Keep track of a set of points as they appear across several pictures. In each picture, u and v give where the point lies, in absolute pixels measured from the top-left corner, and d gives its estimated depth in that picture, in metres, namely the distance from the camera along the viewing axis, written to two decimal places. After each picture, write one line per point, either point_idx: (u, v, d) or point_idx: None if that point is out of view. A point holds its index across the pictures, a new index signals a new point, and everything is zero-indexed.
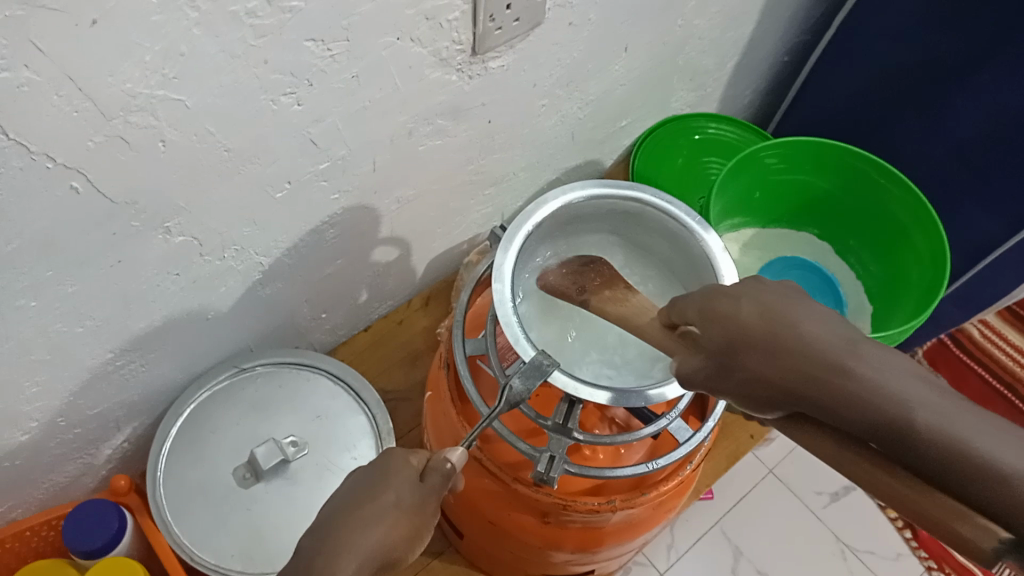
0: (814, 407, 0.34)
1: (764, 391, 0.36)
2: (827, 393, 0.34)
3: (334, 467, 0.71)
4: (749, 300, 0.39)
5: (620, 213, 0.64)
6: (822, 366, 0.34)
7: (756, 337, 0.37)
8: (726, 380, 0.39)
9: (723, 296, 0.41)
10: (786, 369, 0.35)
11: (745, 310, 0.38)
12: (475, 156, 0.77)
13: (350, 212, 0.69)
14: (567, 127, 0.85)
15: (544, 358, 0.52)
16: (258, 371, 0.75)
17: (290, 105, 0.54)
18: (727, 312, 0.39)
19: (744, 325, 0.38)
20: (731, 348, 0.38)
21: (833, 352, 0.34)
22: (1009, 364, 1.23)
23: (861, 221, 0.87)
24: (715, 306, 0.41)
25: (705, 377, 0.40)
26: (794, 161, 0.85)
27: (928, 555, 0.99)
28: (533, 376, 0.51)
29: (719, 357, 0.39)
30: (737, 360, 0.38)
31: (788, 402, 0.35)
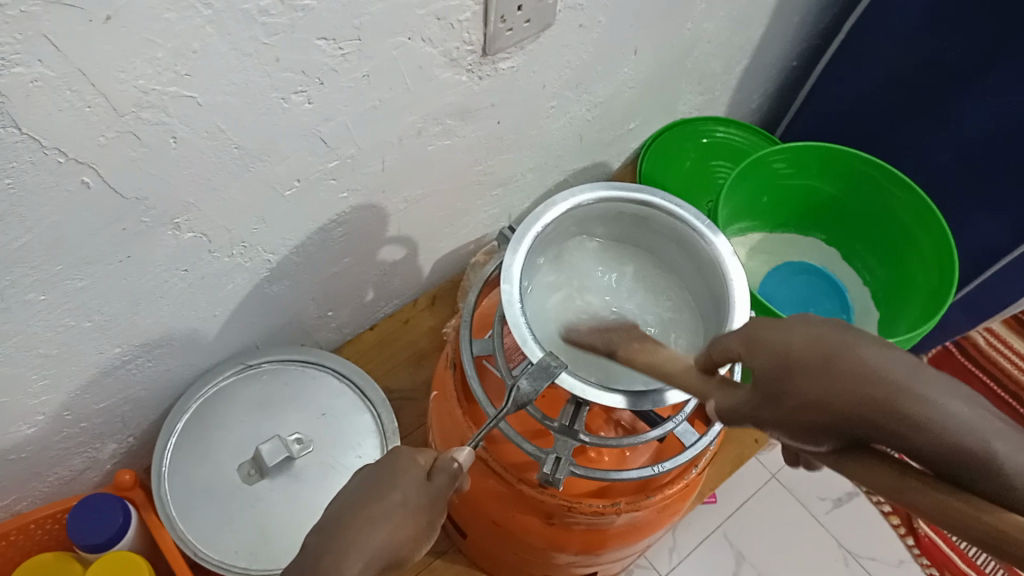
0: (884, 438, 0.33)
1: (817, 418, 0.35)
2: (893, 420, 0.32)
3: (339, 466, 0.71)
4: (798, 329, 0.37)
5: (629, 216, 0.64)
6: (888, 391, 0.33)
7: (810, 364, 0.35)
8: (777, 410, 0.37)
9: (767, 325, 0.39)
10: (850, 397, 0.33)
11: (793, 339, 0.37)
12: (483, 156, 0.77)
13: (358, 211, 0.69)
14: (576, 129, 0.85)
15: (552, 359, 0.52)
16: (263, 368, 0.75)
17: (300, 103, 0.54)
18: (774, 344, 0.38)
19: (794, 351, 0.36)
20: (780, 376, 0.37)
21: (895, 372, 0.33)
22: (1014, 372, 1.22)
23: (869, 227, 0.87)
24: (760, 337, 0.39)
25: (755, 408, 0.39)
26: (802, 165, 0.85)
27: (931, 562, 0.99)
28: (540, 378, 0.51)
29: (768, 386, 0.38)
30: (789, 386, 0.36)
31: (845, 429, 0.34)
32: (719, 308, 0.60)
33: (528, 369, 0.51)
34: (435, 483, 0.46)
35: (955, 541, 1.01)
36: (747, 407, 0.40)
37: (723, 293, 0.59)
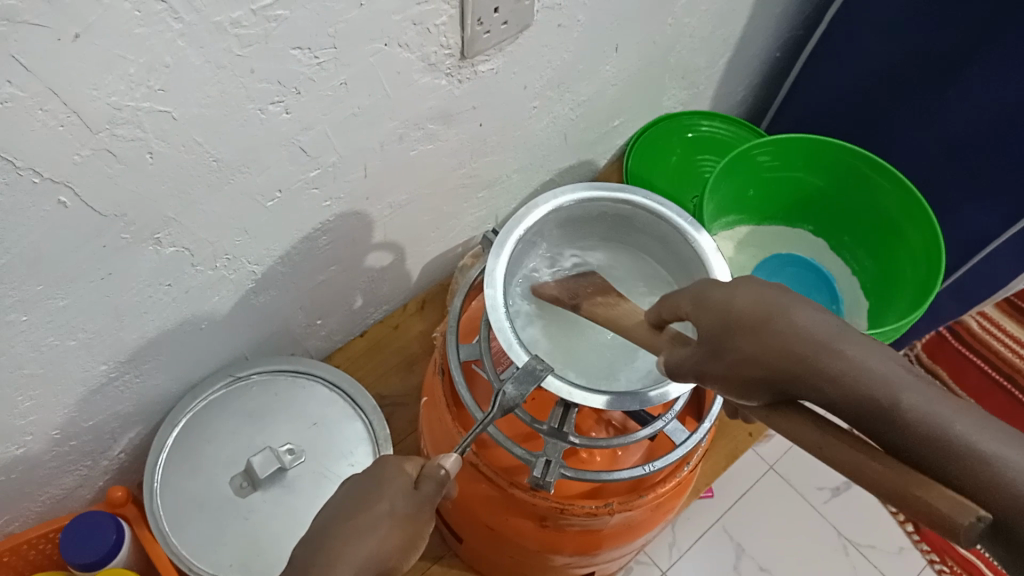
0: (805, 390, 0.34)
1: (751, 372, 0.36)
2: (820, 377, 0.34)
3: (331, 475, 0.71)
4: (746, 287, 0.39)
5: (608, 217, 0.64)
6: (814, 348, 0.34)
7: (751, 321, 0.37)
8: (721, 362, 0.38)
9: (715, 286, 0.41)
10: (777, 350, 0.35)
11: (740, 297, 0.38)
12: (466, 159, 0.76)
13: (343, 219, 0.69)
14: (560, 128, 0.85)
15: (538, 362, 0.52)
16: (253, 379, 0.74)
17: (277, 113, 0.54)
18: (728, 307, 0.38)
19: (736, 314, 0.37)
20: (725, 328, 0.38)
21: (823, 336, 0.34)
22: (1009, 356, 1.23)
23: (856, 218, 0.86)
24: (715, 292, 0.41)
25: (701, 361, 0.40)
26: (787, 158, 0.84)
27: (930, 548, 1.00)
28: (526, 380, 0.51)
29: (713, 340, 0.39)
30: (730, 341, 0.37)
31: (776, 383, 0.35)
32: None
33: (514, 371, 0.51)
34: (422, 491, 0.46)
35: None
36: (696, 358, 0.40)
37: None
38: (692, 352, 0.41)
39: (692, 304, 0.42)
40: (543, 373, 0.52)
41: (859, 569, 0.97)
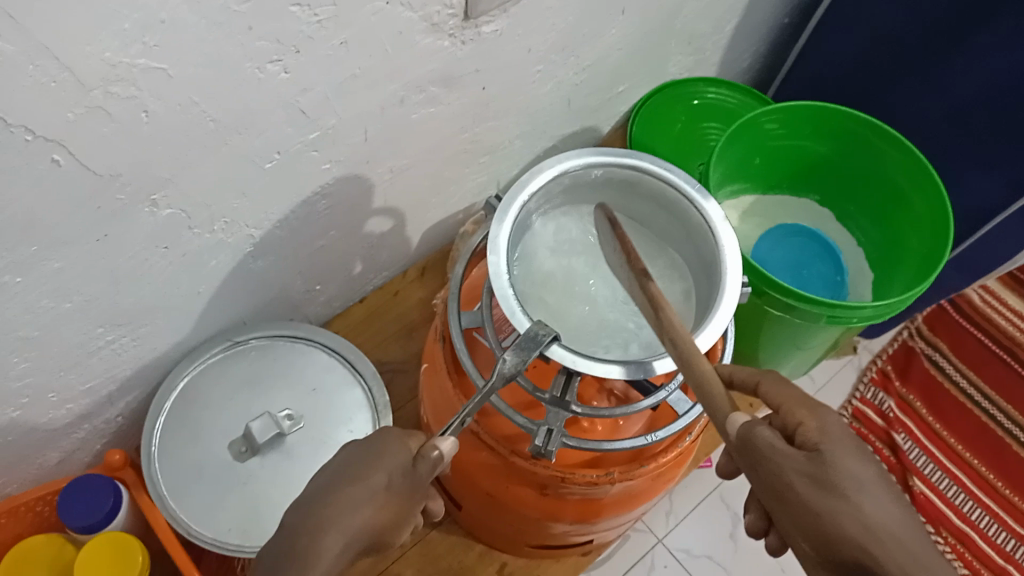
0: (858, 554, 0.39)
1: (823, 518, 0.40)
2: (880, 556, 0.38)
3: (331, 441, 0.70)
4: (861, 452, 0.43)
5: (648, 195, 0.63)
6: (883, 537, 0.39)
7: (846, 480, 0.41)
8: (813, 491, 0.41)
9: (812, 413, 0.45)
10: (859, 521, 0.39)
11: (862, 468, 0.42)
12: (468, 125, 0.75)
13: (343, 182, 0.68)
14: (563, 94, 0.84)
15: (542, 330, 0.51)
16: (251, 344, 0.73)
17: (276, 73, 0.53)
18: (848, 459, 0.42)
19: (835, 457, 0.42)
20: (837, 470, 0.41)
21: (893, 526, 0.39)
22: (1009, 329, 1.31)
23: (862, 188, 0.83)
24: (840, 433, 0.43)
25: (786, 464, 0.42)
26: (793, 126, 0.81)
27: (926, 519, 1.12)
28: (527, 348, 0.51)
29: (818, 471, 0.41)
30: (817, 481, 0.41)
31: (835, 541, 0.39)
32: (711, 275, 0.59)
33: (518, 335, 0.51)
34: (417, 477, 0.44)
35: (951, 499, 1.15)
36: (782, 458, 0.42)
37: (715, 259, 0.58)
38: (778, 450, 0.42)
39: (817, 424, 0.44)
40: (547, 342, 0.51)
41: None
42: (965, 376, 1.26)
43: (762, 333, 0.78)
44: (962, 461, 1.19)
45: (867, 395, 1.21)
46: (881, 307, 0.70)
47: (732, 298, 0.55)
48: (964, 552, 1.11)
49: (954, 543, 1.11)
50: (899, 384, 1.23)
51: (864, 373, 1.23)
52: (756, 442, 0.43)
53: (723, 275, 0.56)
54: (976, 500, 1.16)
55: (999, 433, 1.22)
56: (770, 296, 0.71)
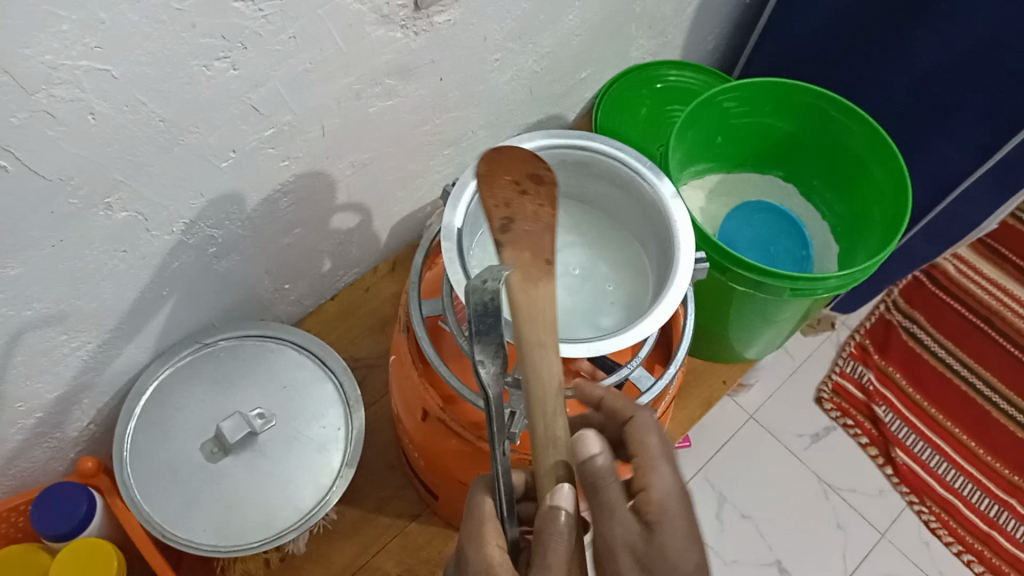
0: None
1: None
2: None
3: (304, 438, 0.68)
4: (691, 536, 0.46)
5: (601, 174, 0.63)
6: None
7: (668, 568, 0.44)
8: (633, 567, 0.45)
9: (660, 476, 0.48)
10: None
11: (686, 557, 0.45)
12: (429, 115, 0.76)
13: (305, 178, 0.68)
14: (524, 82, 0.84)
15: (488, 296, 0.46)
16: (220, 346, 0.71)
17: (224, 70, 0.53)
18: (678, 538, 0.45)
19: (665, 540, 0.45)
20: (661, 554, 0.45)
21: None
22: (985, 298, 1.32)
23: (823, 161, 0.82)
24: (676, 508, 0.46)
25: (618, 536, 0.45)
26: (753, 103, 0.79)
27: (909, 490, 1.14)
28: (487, 322, 0.45)
29: (644, 551, 0.45)
30: (641, 560, 0.45)
31: None
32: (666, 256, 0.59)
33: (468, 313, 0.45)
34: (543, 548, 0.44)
35: (934, 468, 1.17)
36: (616, 528, 0.45)
37: (668, 241, 0.58)
38: (613, 518, 0.46)
39: (658, 495, 0.47)
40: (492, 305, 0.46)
41: (838, 509, 1.13)
42: (945, 348, 1.27)
43: (730, 309, 0.79)
44: (943, 430, 1.20)
45: (847, 369, 1.22)
46: (846, 277, 0.70)
47: (687, 273, 0.55)
48: (949, 520, 1.13)
49: (938, 512, 1.13)
50: (877, 357, 1.25)
51: (842, 348, 1.25)
52: (599, 498, 0.46)
53: (677, 251, 0.56)
54: (961, 469, 1.17)
55: (979, 402, 1.23)
56: (733, 272, 0.71)
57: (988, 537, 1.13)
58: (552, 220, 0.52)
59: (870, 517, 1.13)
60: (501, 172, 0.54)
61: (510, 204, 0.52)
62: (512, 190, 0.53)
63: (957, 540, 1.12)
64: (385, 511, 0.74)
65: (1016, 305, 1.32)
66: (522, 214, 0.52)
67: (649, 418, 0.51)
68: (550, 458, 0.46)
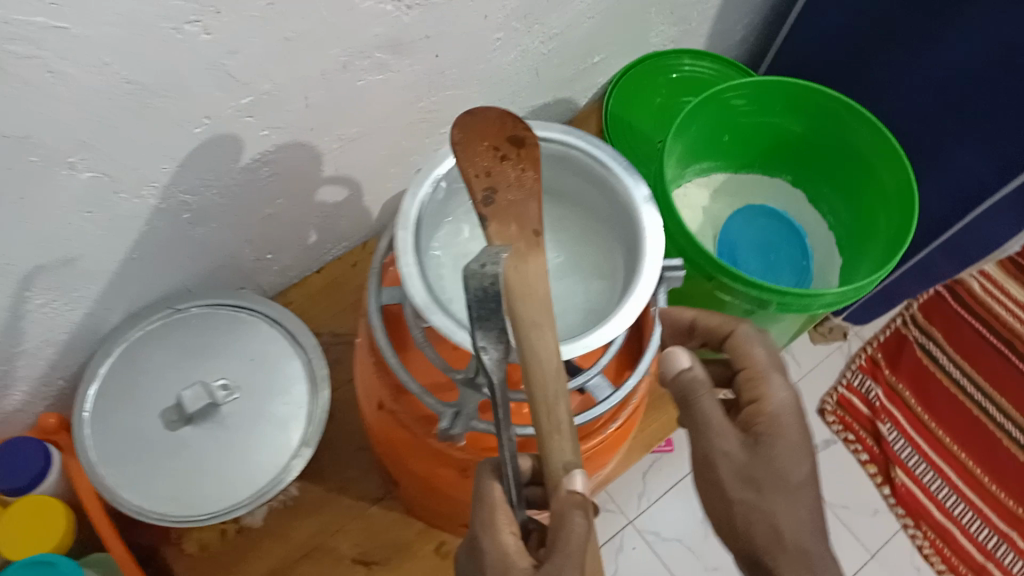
0: (753, 549, 0.45)
1: (744, 511, 0.45)
2: (777, 558, 0.45)
3: (267, 415, 0.66)
4: (803, 448, 0.47)
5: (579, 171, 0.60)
6: (794, 549, 0.45)
7: (775, 480, 0.45)
8: (735, 477, 0.46)
9: (770, 392, 0.48)
10: (771, 525, 0.45)
11: (794, 468, 0.46)
12: (425, 92, 0.73)
13: (287, 149, 0.67)
14: (530, 63, 0.81)
15: (488, 280, 0.40)
16: (192, 312, 0.69)
17: (197, 34, 0.51)
18: (788, 450, 0.46)
19: (777, 455, 0.46)
20: (769, 464, 0.46)
21: (807, 536, 0.45)
22: (1008, 319, 1.27)
23: (834, 167, 0.78)
24: (788, 422, 0.47)
25: (722, 447, 0.46)
26: (764, 102, 0.75)
27: (905, 512, 1.11)
28: (488, 309, 0.40)
29: (748, 461, 0.46)
30: (749, 473, 0.46)
31: (747, 536, 0.45)
32: (631, 260, 0.56)
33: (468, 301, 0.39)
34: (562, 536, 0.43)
35: (932, 490, 1.13)
36: (719, 440, 0.46)
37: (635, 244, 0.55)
38: (711, 429, 0.47)
39: (770, 407, 0.48)
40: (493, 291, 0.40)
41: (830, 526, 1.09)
42: (960, 368, 1.22)
43: None
44: (949, 454, 1.16)
45: (854, 382, 1.18)
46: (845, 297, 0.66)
47: (650, 279, 0.53)
48: (944, 548, 1.10)
49: (932, 538, 1.09)
50: (887, 372, 1.20)
51: (851, 359, 1.20)
52: (694, 409, 0.47)
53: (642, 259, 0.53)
54: (959, 493, 1.13)
55: (989, 427, 1.19)
56: (721, 282, 0.68)
57: (982, 569, 1.09)
58: (537, 187, 0.48)
59: (862, 536, 1.09)
60: (480, 138, 0.49)
61: (491, 172, 0.48)
62: (492, 158, 0.48)
63: (950, 569, 1.09)
64: (348, 492, 0.73)
65: None
66: (504, 181, 0.48)
67: (751, 331, 0.51)
68: (558, 448, 0.45)
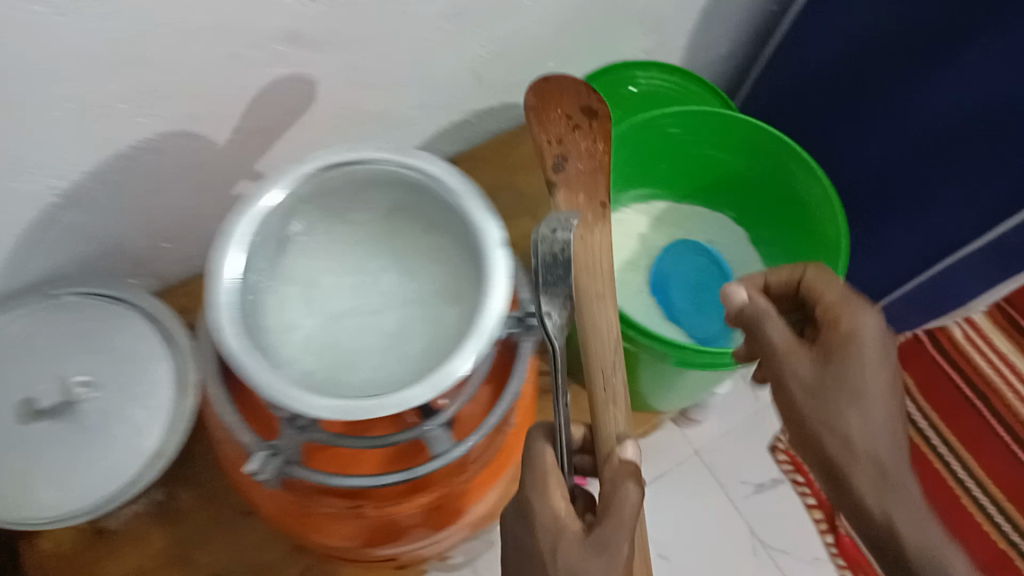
0: (848, 460, 0.49)
1: (827, 430, 0.50)
2: (855, 463, 0.49)
3: (126, 417, 0.63)
4: (879, 366, 0.51)
5: (410, 189, 0.51)
6: (875, 459, 0.49)
7: (845, 394, 0.50)
8: (805, 392, 0.51)
9: (843, 316, 0.52)
10: (869, 440, 0.49)
11: (868, 380, 0.50)
12: (339, 88, 0.68)
13: (174, 139, 0.63)
14: (470, 66, 0.75)
15: (558, 246, 0.49)
16: (64, 299, 0.66)
17: (38, 14, 0.47)
18: (863, 367, 0.50)
19: (852, 374, 0.50)
20: (841, 379, 0.50)
21: (889, 455, 0.49)
22: (988, 374, 1.19)
23: (774, 210, 0.73)
24: (867, 342, 0.51)
25: (790, 366, 0.51)
26: (701, 133, 0.69)
27: (846, 564, 1.06)
28: (555, 273, 0.49)
29: (817, 376, 0.51)
30: (823, 387, 0.50)
31: (835, 449, 0.50)
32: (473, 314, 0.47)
33: (537, 263, 0.49)
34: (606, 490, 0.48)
35: None
36: (793, 360, 0.51)
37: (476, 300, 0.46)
38: (776, 345, 0.52)
39: (846, 327, 0.51)
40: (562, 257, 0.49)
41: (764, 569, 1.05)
42: (926, 419, 1.16)
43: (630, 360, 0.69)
44: None
45: None
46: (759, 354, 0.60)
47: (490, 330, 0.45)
48: None
49: None
50: None
51: None
52: (760, 330, 0.53)
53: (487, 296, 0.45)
54: (906, 549, 1.08)
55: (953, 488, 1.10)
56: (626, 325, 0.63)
57: None
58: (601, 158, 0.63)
59: None
60: (556, 104, 0.65)
61: (563, 139, 0.64)
62: (564, 126, 0.64)
63: None
64: (217, 501, 0.70)
65: (1018, 383, 1.20)
66: (574, 149, 0.63)
67: (817, 271, 0.56)
68: (607, 417, 0.53)
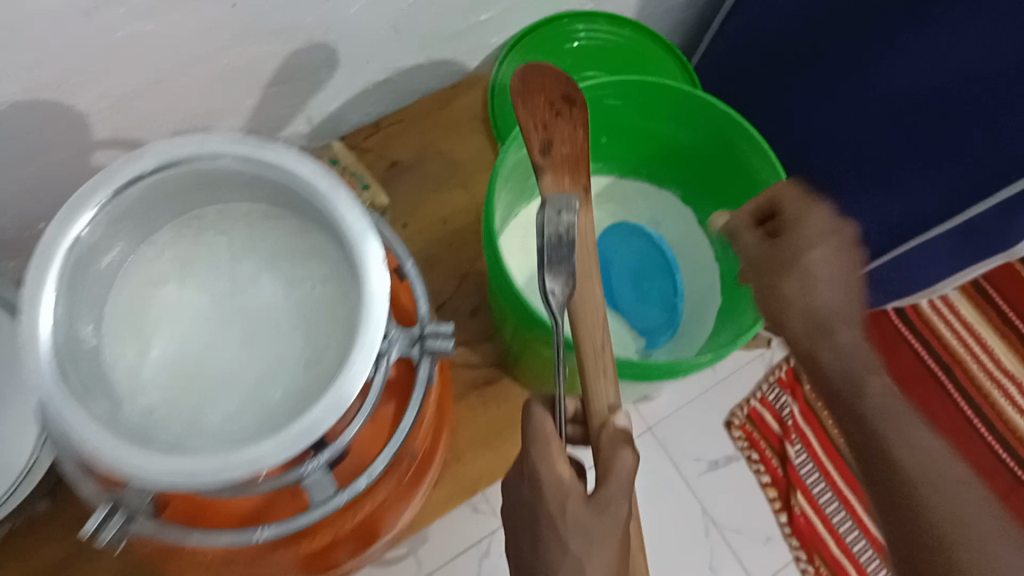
0: (806, 348, 0.48)
1: (776, 312, 0.50)
2: (808, 345, 0.48)
3: None
4: (827, 247, 0.50)
5: (278, 189, 0.44)
6: (826, 341, 0.47)
7: (782, 270, 0.50)
8: (754, 274, 0.53)
9: (796, 210, 0.53)
10: (811, 320, 0.48)
11: (815, 259, 0.49)
12: (227, 46, 0.58)
13: (22, 109, 0.53)
14: (388, 19, 0.65)
15: (563, 229, 0.44)
16: None
17: None
18: (806, 246, 0.50)
19: (794, 255, 0.50)
20: (780, 255, 0.51)
21: (844, 335, 0.47)
22: (950, 341, 1.13)
23: (720, 188, 0.67)
24: (812, 229, 0.51)
25: (743, 253, 0.54)
26: (643, 103, 0.63)
27: (799, 544, 0.97)
28: (560, 253, 0.43)
29: (761, 258, 0.52)
30: (767, 271, 0.51)
31: (795, 338, 0.49)
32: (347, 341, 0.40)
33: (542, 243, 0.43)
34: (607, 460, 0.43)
35: (835, 522, 1.00)
36: (744, 246, 0.54)
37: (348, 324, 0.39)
38: (734, 238, 0.55)
39: (790, 215, 0.53)
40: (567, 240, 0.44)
41: (715, 552, 0.96)
42: None
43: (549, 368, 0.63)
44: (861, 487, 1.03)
45: (769, 397, 1.03)
46: (714, 358, 0.53)
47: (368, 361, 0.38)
48: None
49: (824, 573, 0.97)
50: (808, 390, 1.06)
51: (772, 370, 1.05)
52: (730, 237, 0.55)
53: (363, 325, 0.39)
54: (863, 530, 1.01)
55: None
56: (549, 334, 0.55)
57: None
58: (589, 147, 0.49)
59: (749, 566, 0.96)
60: (538, 90, 0.50)
61: (547, 126, 0.49)
62: (549, 112, 0.50)
63: None
64: None
65: (981, 354, 1.14)
66: (559, 137, 0.49)
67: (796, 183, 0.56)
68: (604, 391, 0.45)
